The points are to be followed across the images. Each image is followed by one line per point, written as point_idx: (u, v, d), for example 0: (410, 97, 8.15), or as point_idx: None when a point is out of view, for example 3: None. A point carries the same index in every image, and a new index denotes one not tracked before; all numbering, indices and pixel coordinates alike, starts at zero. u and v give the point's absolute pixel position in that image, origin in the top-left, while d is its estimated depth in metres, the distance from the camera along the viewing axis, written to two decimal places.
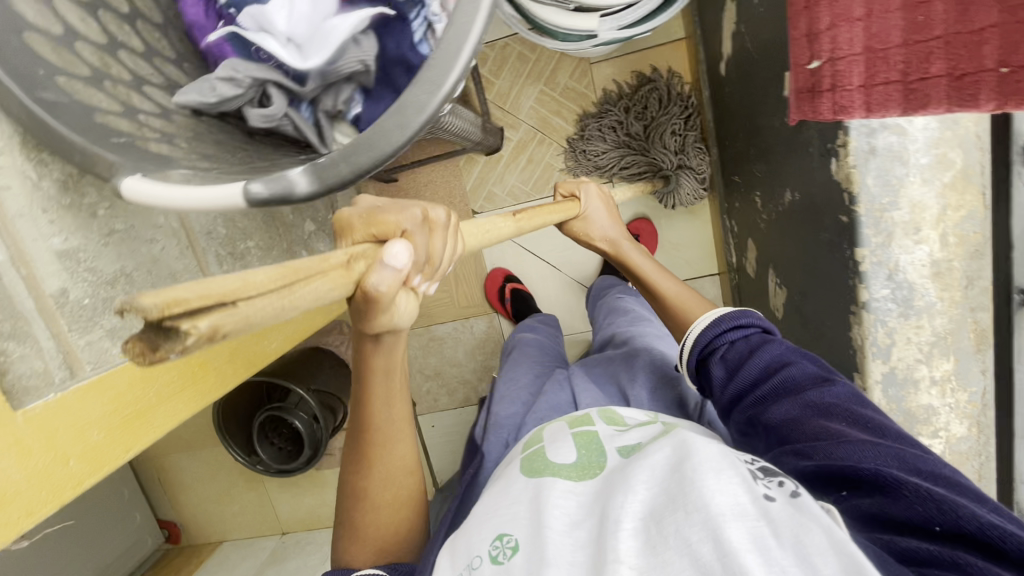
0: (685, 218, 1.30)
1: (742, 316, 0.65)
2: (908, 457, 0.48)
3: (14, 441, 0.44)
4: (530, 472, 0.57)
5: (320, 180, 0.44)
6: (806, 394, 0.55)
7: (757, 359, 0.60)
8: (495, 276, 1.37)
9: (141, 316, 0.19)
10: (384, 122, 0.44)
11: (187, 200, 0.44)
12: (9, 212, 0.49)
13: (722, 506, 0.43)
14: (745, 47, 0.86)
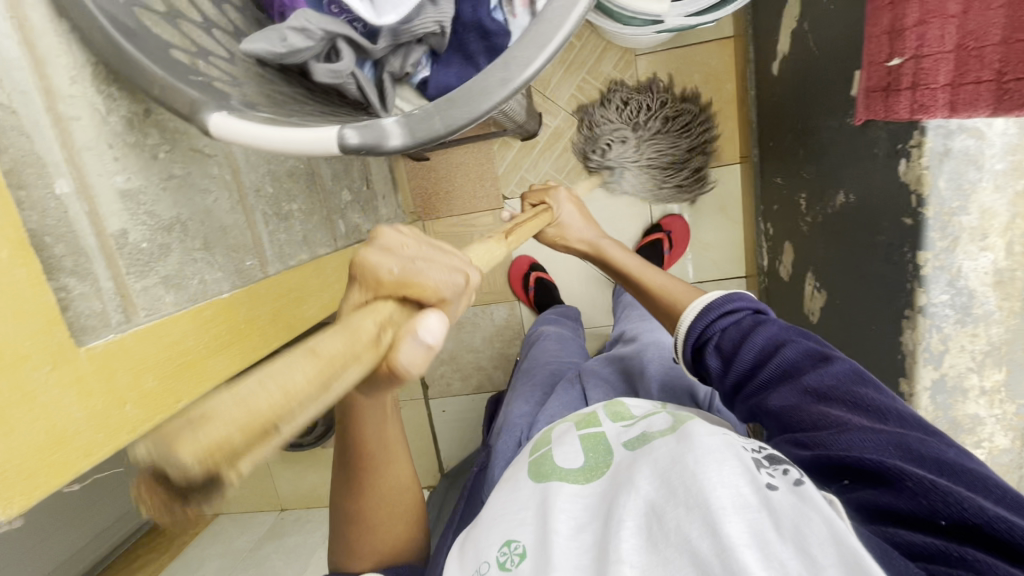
0: (717, 219, 1.29)
1: (733, 300, 0.61)
2: (914, 445, 0.44)
3: (77, 378, 0.42)
4: (536, 478, 0.55)
5: (413, 135, 0.43)
6: (805, 378, 0.51)
7: (750, 342, 0.56)
8: (519, 264, 1.37)
9: (180, 469, 0.18)
10: (485, 76, 0.42)
11: (279, 142, 0.42)
12: (77, 143, 0.47)
13: (724, 500, 0.40)
14: (807, 45, 0.85)
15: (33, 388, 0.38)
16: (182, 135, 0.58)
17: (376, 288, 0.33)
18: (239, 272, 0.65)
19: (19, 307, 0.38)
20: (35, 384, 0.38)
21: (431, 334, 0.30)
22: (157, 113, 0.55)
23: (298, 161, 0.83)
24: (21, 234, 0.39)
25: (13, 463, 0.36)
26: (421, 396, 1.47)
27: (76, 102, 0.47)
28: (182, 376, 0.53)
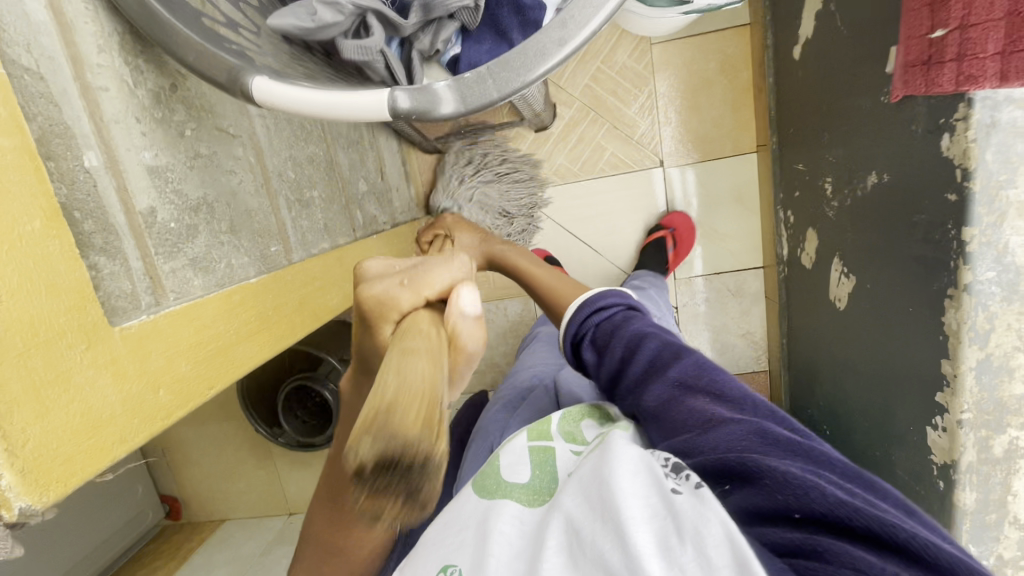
0: (733, 208, 1.28)
1: (606, 297, 0.66)
2: (765, 435, 0.46)
3: (110, 359, 0.39)
4: (482, 494, 0.53)
5: (464, 101, 0.41)
6: (671, 372, 0.55)
7: (620, 339, 0.61)
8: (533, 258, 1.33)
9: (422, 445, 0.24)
10: (539, 36, 0.40)
11: (327, 110, 0.40)
12: (106, 115, 0.45)
13: (634, 510, 0.41)
14: (836, 26, 0.84)
15: (67, 367, 0.36)
16: (207, 113, 0.56)
17: (397, 313, 0.34)
18: (263, 258, 0.63)
19: (52, 281, 0.35)
20: (70, 363, 0.36)
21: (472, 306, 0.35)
22: (183, 88, 0.53)
23: (317, 147, 0.80)
24: (53, 203, 0.36)
25: (47, 447, 0.34)
26: None
27: (104, 71, 0.45)
28: (212, 360, 0.50)
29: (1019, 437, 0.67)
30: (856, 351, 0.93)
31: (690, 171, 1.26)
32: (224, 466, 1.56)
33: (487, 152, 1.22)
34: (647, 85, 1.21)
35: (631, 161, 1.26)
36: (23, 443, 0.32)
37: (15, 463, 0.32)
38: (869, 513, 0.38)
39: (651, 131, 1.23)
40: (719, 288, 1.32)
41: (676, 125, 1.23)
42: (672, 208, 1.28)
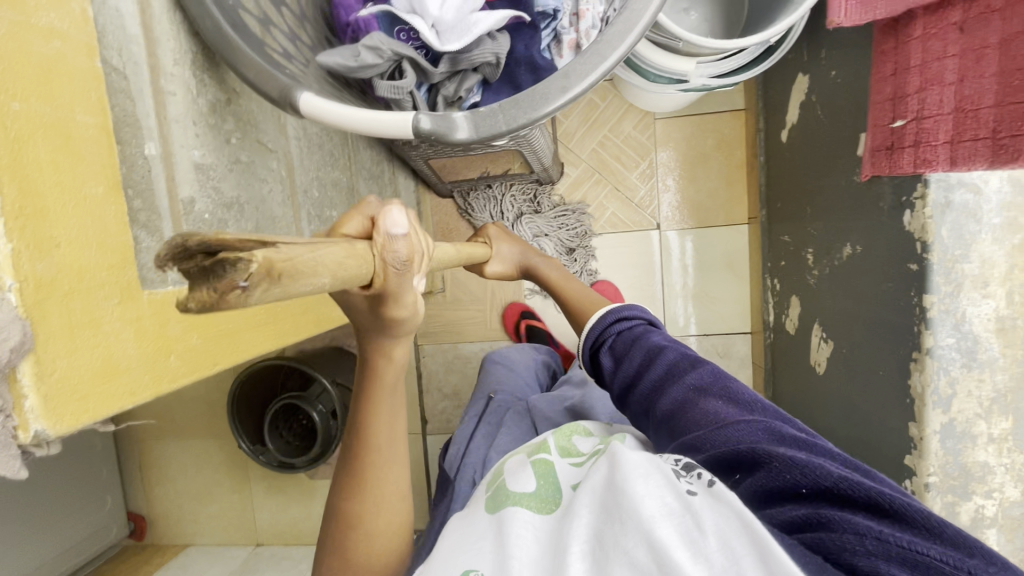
0: (725, 274, 1.34)
1: (629, 310, 0.75)
2: (771, 426, 0.53)
3: (136, 318, 0.43)
4: (491, 509, 0.55)
5: (477, 130, 0.48)
6: (687, 376, 0.62)
7: (641, 347, 0.69)
8: (513, 309, 1.39)
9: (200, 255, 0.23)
10: (547, 83, 0.48)
11: (363, 123, 0.47)
12: (169, 115, 0.52)
13: (653, 510, 0.44)
14: (816, 114, 0.95)
15: (98, 315, 0.40)
16: (252, 127, 0.64)
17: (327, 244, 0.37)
18: None
19: (104, 240, 0.41)
20: (102, 311, 0.40)
21: (395, 220, 0.34)
22: (235, 103, 0.61)
23: (342, 174, 0.88)
24: (116, 175, 0.42)
25: (69, 381, 0.37)
26: (419, 429, 1.45)
27: (174, 79, 0.52)
28: (229, 342, 0.54)
29: (984, 505, 0.69)
30: (835, 416, 0.95)
31: (686, 236, 1.33)
32: (199, 485, 1.53)
33: (516, 195, 1.32)
34: (648, 153, 1.32)
35: (630, 222, 1.34)
36: (51, 372, 0.36)
37: (41, 389, 0.35)
38: (867, 486, 0.44)
39: (650, 195, 1.33)
40: (708, 349, 1.36)
41: (675, 192, 1.32)
42: (598, 277, 1.36)
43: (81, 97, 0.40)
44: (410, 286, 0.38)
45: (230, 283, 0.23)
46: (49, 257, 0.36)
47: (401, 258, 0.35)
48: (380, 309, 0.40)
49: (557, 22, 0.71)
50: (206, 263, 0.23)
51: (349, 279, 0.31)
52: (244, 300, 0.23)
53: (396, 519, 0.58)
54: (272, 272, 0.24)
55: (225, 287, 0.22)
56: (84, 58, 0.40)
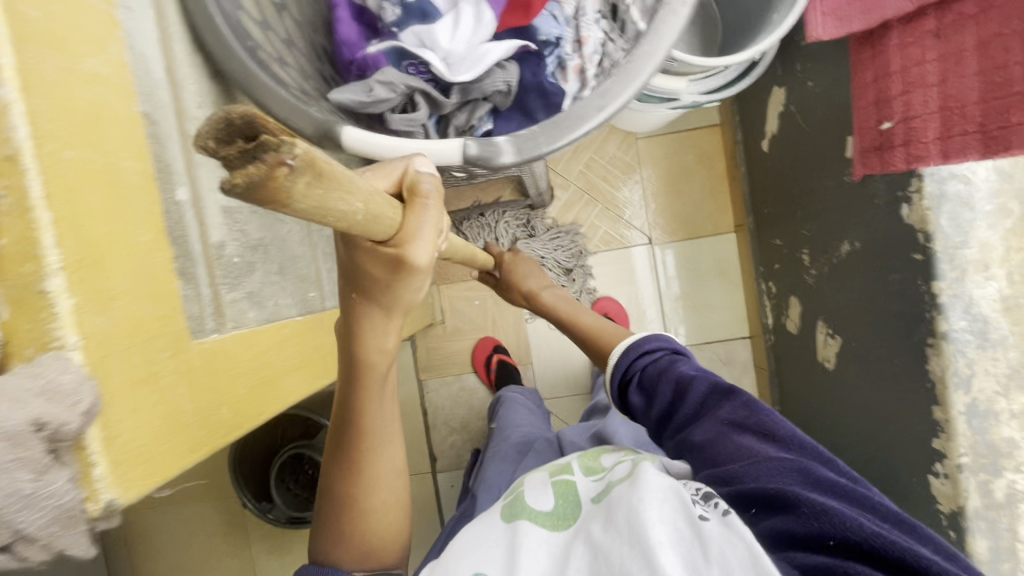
0: (719, 282, 1.38)
1: (651, 342, 0.77)
2: (804, 467, 0.58)
3: (188, 370, 0.41)
4: (507, 518, 0.61)
5: (522, 153, 0.49)
6: (720, 411, 0.65)
7: (669, 379, 0.70)
8: (483, 345, 1.39)
9: (247, 125, 0.23)
10: (585, 103, 0.49)
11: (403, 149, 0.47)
12: (196, 159, 0.50)
13: (661, 536, 0.49)
14: (797, 123, 1.00)
15: (157, 369, 0.38)
16: None
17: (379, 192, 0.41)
18: (303, 302, 0.66)
19: (154, 288, 0.39)
20: (159, 366, 0.38)
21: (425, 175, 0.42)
22: None
23: None
24: (160, 223, 0.40)
25: (133, 444, 0.35)
26: (429, 468, 1.40)
27: (198, 122, 0.51)
28: (270, 392, 0.52)
29: (1016, 480, 0.70)
30: (851, 407, 0.97)
31: (679, 248, 1.37)
32: (195, 554, 1.42)
33: (510, 222, 1.33)
34: (635, 172, 1.36)
35: (623, 238, 1.37)
36: (116, 437, 0.33)
37: (109, 455, 0.33)
38: (895, 543, 0.50)
39: (640, 211, 1.36)
40: (711, 357, 1.38)
41: (664, 207, 1.36)
42: (598, 295, 1.37)
43: (123, 142, 0.38)
44: (427, 232, 0.41)
45: (280, 162, 0.23)
46: (107, 312, 0.34)
47: (421, 205, 0.41)
48: (394, 272, 0.42)
49: (560, 50, 0.72)
50: (245, 144, 0.22)
51: (371, 217, 0.35)
52: (288, 191, 0.25)
53: (391, 498, 0.62)
54: (315, 167, 0.26)
55: (278, 167, 0.23)
56: (123, 103, 0.39)
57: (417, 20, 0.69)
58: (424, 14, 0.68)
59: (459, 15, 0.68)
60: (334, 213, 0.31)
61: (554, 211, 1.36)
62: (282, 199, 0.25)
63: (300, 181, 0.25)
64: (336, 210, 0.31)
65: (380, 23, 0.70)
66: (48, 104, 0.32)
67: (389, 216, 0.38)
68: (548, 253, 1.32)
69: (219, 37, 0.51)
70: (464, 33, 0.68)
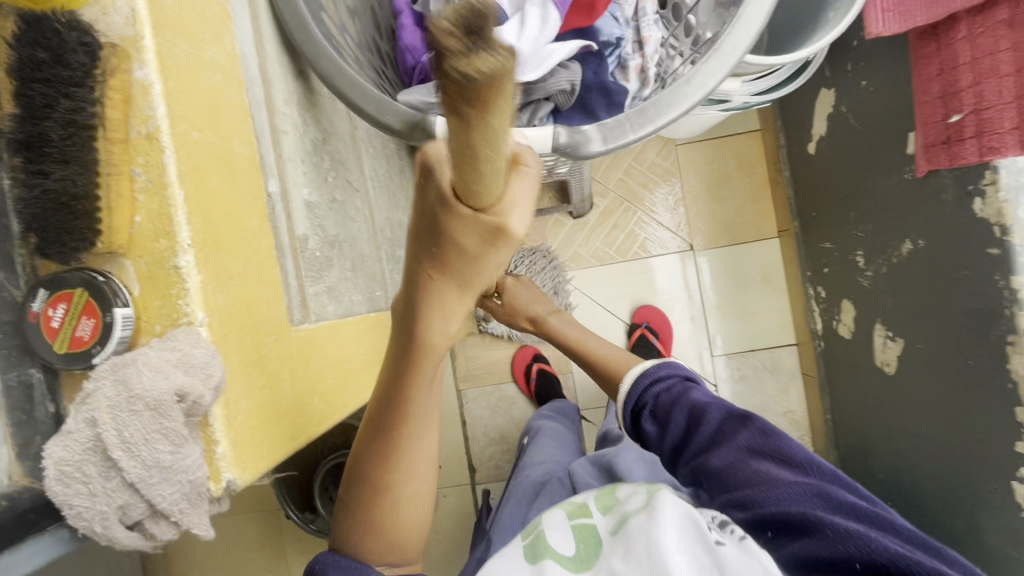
0: (763, 288, 1.35)
1: (664, 370, 0.78)
2: (824, 491, 0.58)
3: (290, 355, 0.41)
4: (531, 558, 0.57)
5: (611, 141, 0.49)
6: (735, 436, 0.66)
7: (683, 407, 0.72)
8: (523, 354, 1.37)
9: (492, 25, 0.22)
10: (674, 92, 0.49)
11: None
12: (284, 153, 0.51)
13: (682, 567, 0.50)
14: (850, 124, 0.99)
15: (264, 352, 0.37)
16: (341, 167, 0.63)
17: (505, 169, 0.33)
18: (370, 300, 0.66)
19: (262, 272, 0.39)
20: (267, 350, 0.38)
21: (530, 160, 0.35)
22: (329, 143, 0.60)
23: (404, 215, 0.87)
24: (265, 210, 0.41)
25: (250, 425, 0.34)
26: (468, 480, 1.37)
27: (285, 118, 0.52)
28: (347, 384, 0.51)
29: None
30: (915, 412, 0.94)
31: (720, 254, 1.35)
32: (232, 568, 1.40)
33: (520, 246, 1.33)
34: (674, 179, 1.35)
35: (664, 245, 1.35)
36: (236, 415, 0.33)
37: (230, 433, 0.32)
38: (924, 565, 0.49)
39: (680, 218, 1.35)
40: (757, 365, 1.35)
41: (704, 213, 1.35)
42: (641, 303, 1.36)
43: (237, 129, 0.39)
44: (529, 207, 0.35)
45: (500, 65, 0.22)
46: (226, 291, 0.34)
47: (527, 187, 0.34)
48: (486, 243, 0.35)
49: (620, 50, 0.73)
50: (474, 37, 0.22)
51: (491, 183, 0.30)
52: (495, 99, 0.24)
53: (422, 488, 0.57)
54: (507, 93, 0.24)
55: (507, 66, 0.23)
56: (235, 92, 0.40)
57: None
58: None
59: (524, 17, 0.69)
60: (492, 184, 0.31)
61: (593, 219, 1.36)
62: (479, 104, 0.24)
63: (496, 101, 0.24)
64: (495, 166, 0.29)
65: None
66: (180, 87, 0.33)
67: (497, 186, 0.31)
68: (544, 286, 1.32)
69: (307, 36, 0.52)
70: (531, 34, 0.68)
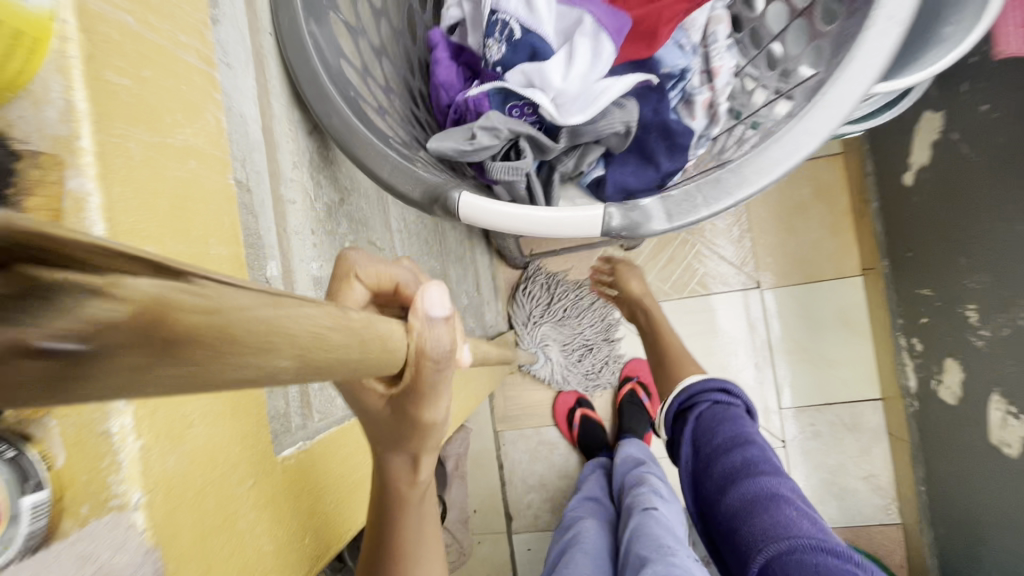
0: (841, 334, 1.19)
1: (733, 390, 0.80)
2: (827, 532, 0.59)
3: (272, 497, 0.34)
4: None
5: (674, 217, 0.40)
6: (770, 474, 0.65)
7: (729, 427, 0.73)
8: (565, 397, 1.27)
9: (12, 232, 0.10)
10: (762, 156, 0.39)
11: (536, 226, 0.40)
12: (289, 227, 0.44)
13: None
14: (968, 157, 0.84)
15: (234, 508, 0.30)
16: (363, 227, 0.56)
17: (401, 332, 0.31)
18: None
19: (239, 402, 0.32)
20: (237, 503, 0.30)
21: (433, 305, 0.31)
22: (348, 203, 0.53)
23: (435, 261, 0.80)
24: None
25: None
26: (505, 528, 1.29)
27: (293, 185, 0.45)
28: (355, 502, 0.45)
29: None
30: None
31: (791, 293, 1.20)
32: None
33: (559, 289, 1.24)
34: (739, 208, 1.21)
35: (725, 282, 1.22)
36: None
37: None
38: None
39: (746, 252, 1.21)
40: (832, 421, 1.19)
41: (774, 247, 1.20)
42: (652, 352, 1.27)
43: (218, 225, 0.32)
44: (447, 383, 0.35)
45: (74, 338, 0.11)
46: (180, 446, 0.27)
47: (439, 345, 0.32)
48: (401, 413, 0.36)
49: (686, 83, 0.63)
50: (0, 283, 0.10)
51: (338, 365, 0.20)
52: (125, 369, 0.12)
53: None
54: (178, 324, 0.12)
55: (88, 324, 0.11)
56: (217, 177, 0.33)
57: (525, 58, 0.60)
58: (534, 52, 0.60)
59: (573, 50, 0.59)
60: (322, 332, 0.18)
61: (645, 252, 1.24)
62: (105, 385, 0.12)
63: (146, 350, 0.12)
64: (281, 356, 0.16)
65: (481, 64, 0.63)
66: (132, 193, 0.26)
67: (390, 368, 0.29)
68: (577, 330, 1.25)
69: (319, 87, 0.44)
70: (580, 68, 0.59)
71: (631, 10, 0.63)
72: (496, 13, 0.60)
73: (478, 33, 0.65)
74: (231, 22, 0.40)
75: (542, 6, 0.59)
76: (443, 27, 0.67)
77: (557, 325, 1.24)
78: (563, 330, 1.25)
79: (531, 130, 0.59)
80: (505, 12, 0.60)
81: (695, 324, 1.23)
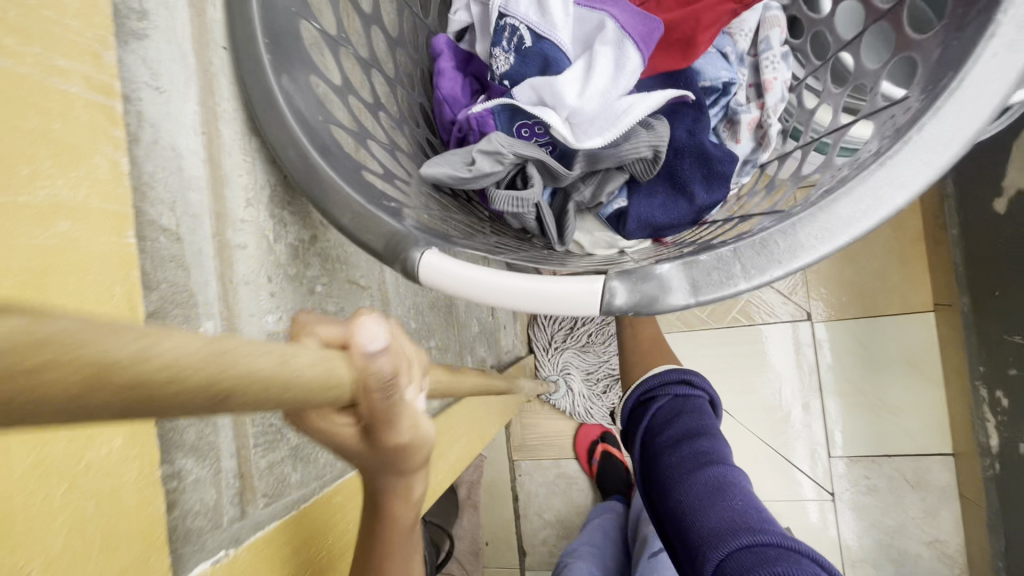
0: (905, 377, 1.04)
1: (693, 377, 0.68)
2: (770, 525, 0.51)
3: None
4: None
5: (700, 287, 0.31)
6: (719, 471, 0.56)
7: (681, 422, 0.63)
8: (587, 430, 1.18)
9: None
10: (827, 212, 0.29)
11: (518, 299, 0.33)
12: (236, 276, 0.37)
13: None
14: None
15: None
16: (341, 265, 0.49)
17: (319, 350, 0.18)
18: None
19: (115, 530, 0.26)
20: None
21: (373, 336, 0.18)
22: (323, 239, 0.46)
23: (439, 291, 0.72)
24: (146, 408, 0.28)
25: None
26: (517, 565, 1.20)
27: (245, 227, 0.38)
28: None
29: None
30: None
31: (848, 328, 1.06)
32: None
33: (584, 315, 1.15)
34: None
35: (771, 312, 1.09)
36: None
37: None
38: None
39: (796, 280, 1.08)
40: (891, 476, 1.04)
41: (830, 276, 1.06)
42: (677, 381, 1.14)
43: (103, 301, 0.26)
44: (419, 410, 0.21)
45: None
46: None
47: (387, 383, 0.19)
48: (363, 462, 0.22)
49: (729, 98, 0.53)
50: None
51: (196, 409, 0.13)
52: None
53: None
54: None
55: None
56: (108, 238, 0.26)
57: (536, 70, 0.52)
58: (546, 61, 0.51)
59: (592, 61, 0.50)
60: (71, 384, 0.10)
61: None
62: None
63: None
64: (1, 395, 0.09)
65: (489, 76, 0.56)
66: None
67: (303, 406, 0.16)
68: (601, 359, 1.15)
69: (275, 111, 0.37)
70: (600, 83, 0.49)
71: (667, 12, 0.53)
72: (505, 16, 0.52)
73: (486, 41, 0.56)
74: (166, 37, 0.34)
75: (556, 8, 0.51)
76: (449, 33, 0.59)
77: (580, 351, 1.15)
78: (587, 357, 1.15)
79: (541, 154, 0.50)
80: (514, 17, 0.52)
81: (735, 357, 1.11)
